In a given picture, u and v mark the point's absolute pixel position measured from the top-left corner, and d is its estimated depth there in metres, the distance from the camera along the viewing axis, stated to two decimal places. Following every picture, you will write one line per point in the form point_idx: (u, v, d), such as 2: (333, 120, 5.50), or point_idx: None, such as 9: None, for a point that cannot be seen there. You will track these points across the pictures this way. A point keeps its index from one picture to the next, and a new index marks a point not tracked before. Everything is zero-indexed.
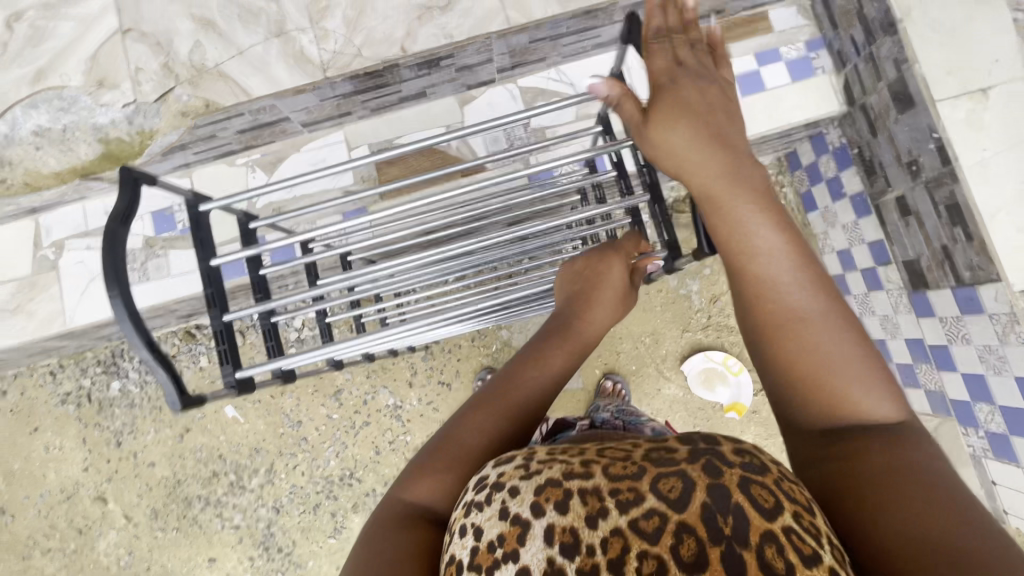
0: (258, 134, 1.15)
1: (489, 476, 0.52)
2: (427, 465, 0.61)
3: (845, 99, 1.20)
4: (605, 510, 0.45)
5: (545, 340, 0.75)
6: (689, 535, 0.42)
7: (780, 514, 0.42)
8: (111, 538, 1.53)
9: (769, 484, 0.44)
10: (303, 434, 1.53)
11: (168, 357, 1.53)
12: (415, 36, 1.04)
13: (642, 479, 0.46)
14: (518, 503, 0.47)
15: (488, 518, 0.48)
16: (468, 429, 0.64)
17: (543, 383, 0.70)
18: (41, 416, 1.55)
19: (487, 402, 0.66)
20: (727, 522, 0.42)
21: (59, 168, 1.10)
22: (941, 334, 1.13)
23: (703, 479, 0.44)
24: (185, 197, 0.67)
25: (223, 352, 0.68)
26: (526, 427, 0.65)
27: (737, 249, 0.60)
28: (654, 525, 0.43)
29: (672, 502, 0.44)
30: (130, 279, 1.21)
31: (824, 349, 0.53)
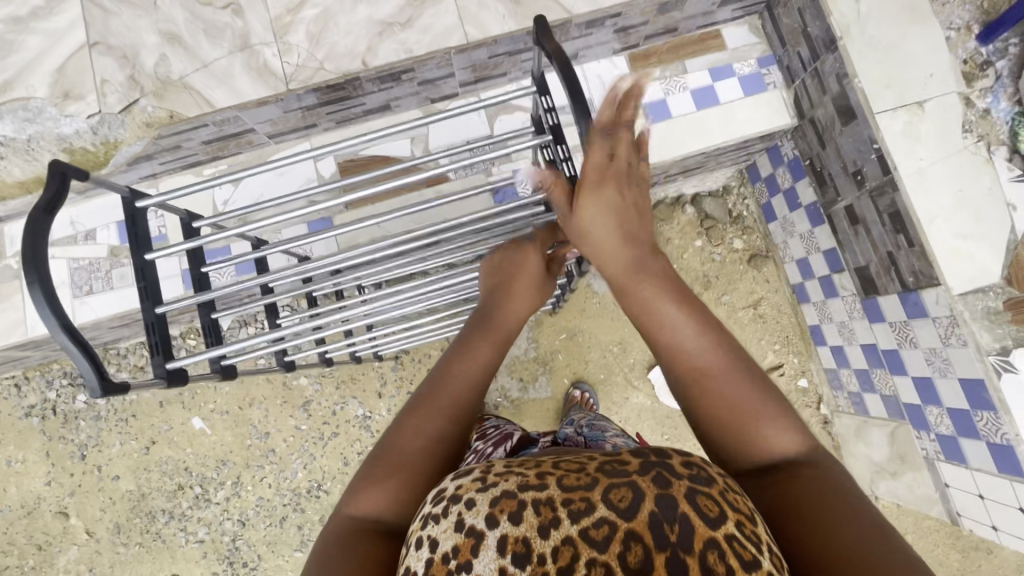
0: (224, 145, 1.17)
1: (446, 489, 0.48)
2: (372, 476, 0.61)
3: (796, 112, 1.25)
4: (558, 520, 0.42)
5: (467, 336, 0.75)
6: (637, 543, 0.40)
7: (724, 523, 0.41)
8: (72, 554, 1.50)
9: (715, 494, 0.43)
10: (271, 446, 1.53)
11: (136, 368, 1.53)
12: (376, 50, 1.07)
13: (594, 489, 0.43)
14: (473, 515, 0.44)
15: (444, 530, 0.45)
16: (406, 434, 0.64)
17: (472, 377, 0.70)
18: (4, 429, 1.53)
19: (423, 403, 0.67)
20: (674, 529, 0.41)
21: (23, 176, 1.14)
22: (891, 339, 1.16)
23: (653, 490, 0.43)
24: (120, 194, 0.70)
25: (154, 343, 0.68)
26: (461, 419, 0.67)
27: (655, 319, 0.61)
28: (603, 535, 0.41)
29: (622, 511, 0.42)
30: (93, 288, 1.21)
31: (723, 396, 0.55)
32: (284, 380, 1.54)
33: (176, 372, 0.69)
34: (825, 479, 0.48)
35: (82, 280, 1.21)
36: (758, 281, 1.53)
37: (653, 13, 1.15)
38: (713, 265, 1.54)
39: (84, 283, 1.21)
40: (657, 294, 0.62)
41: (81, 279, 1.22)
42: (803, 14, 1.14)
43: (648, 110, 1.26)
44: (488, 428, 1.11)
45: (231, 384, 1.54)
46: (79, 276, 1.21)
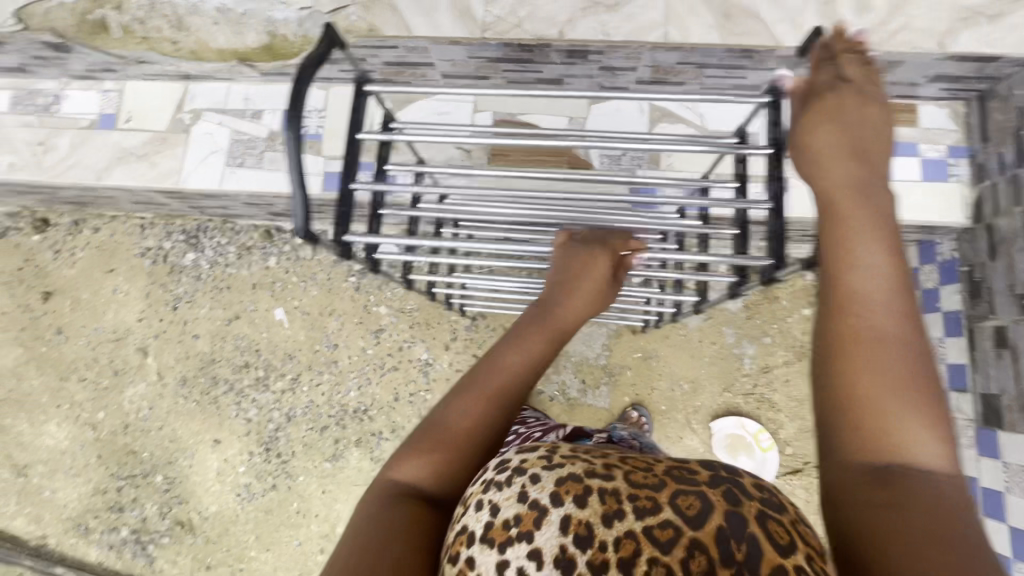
0: (400, 71, 1.23)
1: (511, 460, 0.52)
2: (417, 447, 0.63)
3: (972, 214, 1.16)
4: (623, 512, 0.46)
5: (521, 330, 0.73)
6: (700, 552, 0.43)
7: (794, 553, 0.43)
8: (139, 388, 1.62)
9: (785, 523, 0.45)
10: (336, 357, 1.60)
11: (243, 247, 1.65)
12: (575, 24, 1.08)
13: (661, 492, 0.47)
14: (537, 489, 0.48)
15: (505, 498, 0.49)
16: (453, 414, 0.65)
17: (524, 369, 0.69)
18: (120, 260, 1.68)
19: (474, 388, 0.67)
20: (741, 547, 0.43)
21: (224, 46, 1.21)
22: (999, 479, 1.08)
23: (722, 504, 0.46)
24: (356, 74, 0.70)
25: (340, 213, 0.70)
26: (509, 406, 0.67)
27: (860, 285, 0.53)
28: (667, 535, 0.45)
29: (689, 518, 0.45)
30: (246, 162, 1.30)
31: (879, 392, 0.49)
32: (366, 303, 1.61)
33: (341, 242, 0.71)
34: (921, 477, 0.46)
35: (238, 152, 1.30)
36: None
37: None
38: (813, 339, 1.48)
39: (238, 156, 1.30)
40: (870, 255, 0.54)
41: (237, 152, 1.30)
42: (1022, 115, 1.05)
43: None
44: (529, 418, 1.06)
45: (318, 290, 1.63)
46: (237, 148, 1.30)
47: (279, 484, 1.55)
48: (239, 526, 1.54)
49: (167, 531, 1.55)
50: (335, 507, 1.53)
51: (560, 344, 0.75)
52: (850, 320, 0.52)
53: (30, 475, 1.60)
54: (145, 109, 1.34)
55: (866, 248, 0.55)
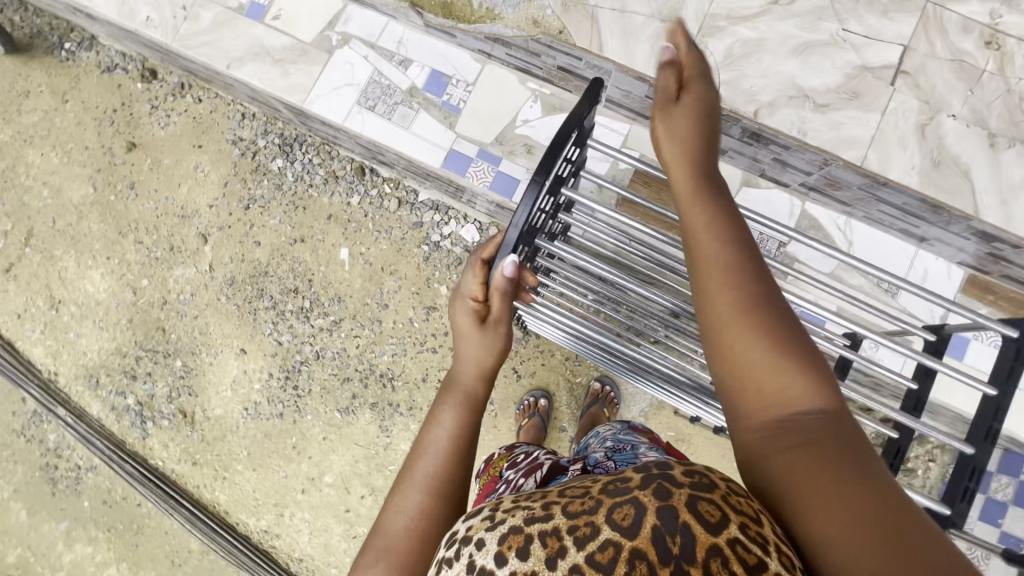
0: (568, 78, 1.14)
1: (458, 531, 0.45)
2: (361, 566, 0.57)
3: None
4: (566, 549, 0.38)
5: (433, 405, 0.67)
6: (642, 562, 0.36)
7: (728, 527, 0.38)
8: (187, 272, 1.60)
9: (716, 500, 0.39)
10: (382, 318, 1.55)
11: (332, 174, 1.59)
12: (774, 109, 0.99)
13: (597, 511, 0.40)
14: (482, 556, 0.40)
15: (455, 574, 0.41)
16: (388, 515, 0.58)
17: (446, 444, 0.62)
18: (210, 140, 1.64)
19: (399, 483, 0.61)
20: (676, 541, 0.37)
21: None
22: None
23: (654, 502, 0.39)
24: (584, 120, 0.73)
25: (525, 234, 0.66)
26: (445, 490, 0.59)
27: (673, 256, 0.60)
28: (610, 556, 0.37)
29: (626, 530, 0.38)
30: (375, 108, 1.23)
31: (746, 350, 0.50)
32: (429, 278, 1.55)
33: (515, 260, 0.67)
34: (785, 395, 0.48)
35: (372, 95, 1.23)
36: None
37: None
38: None
39: (371, 99, 1.23)
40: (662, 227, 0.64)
41: (372, 94, 1.23)
42: None
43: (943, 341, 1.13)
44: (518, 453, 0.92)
45: (388, 245, 1.56)
46: (373, 91, 1.23)
47: (286, 415, 1.55)
48: (236, 438, 1.56)
49: (169, 415, 1.57)
50: (330, 458, 1.53)
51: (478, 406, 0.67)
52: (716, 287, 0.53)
53: (61, 312, 1.63)
54: (297, 12, 1.27)
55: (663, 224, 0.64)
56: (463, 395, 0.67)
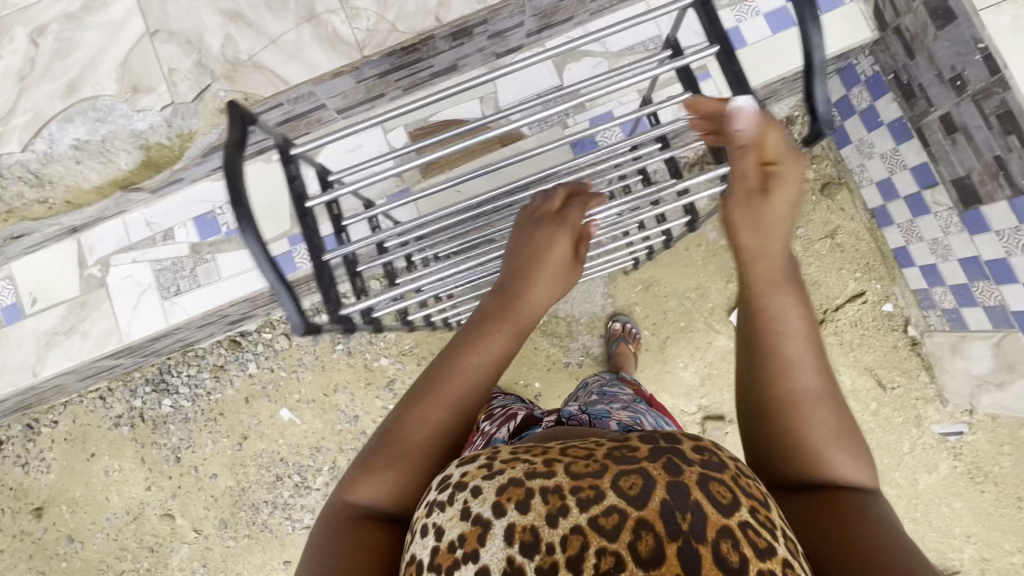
0: (294, 126, 1.14)
1: (453, 476, 0.49)
2: (371, 462, 0.59)
3: (877, 24, 1.19)
4: (567, 509, 0.43)
5: (481, 326, 0.66)
6: (647, 531, 0.41)
7: (736, 510, 0.42)
8: (183, 553, 1.51)
9: (728, 479, 0.44)
10: (362, 428, 1.52)
11: (217, 367, 1.53)
12: (448, 4, 1.01)
13: (603, 477, 0.44)
14: (479, 503, 0.45)
15: (449, 518, 0.46)
16: (411, 425, 0.61)
17: (484, 368, 0.64)
18: (97, 441, 1.55)
19: (425, 394, 0.62)
20: (686, 517, 0.41)
21: (99, 182, 1.09)
22: (999, 248, 1.13)
23: (665, 477, 0.43)
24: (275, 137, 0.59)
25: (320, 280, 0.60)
26: (465, 413, 0.63)
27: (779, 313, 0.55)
28: (613, 522, 0.42)
29: (632, 499, 0.42)
30: (181, 288, 1.19)
31: (820, 431, 0.51)
32: (366, 363, 1.53)
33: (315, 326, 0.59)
34: (868, 516, 0.47)
35: (168, 281, 1.19)
36: (833, 210, 1.47)
37: None
38: None
39: (170, 285, 1.19)
40: (791, 296, 0.55)
41: (167, 280, 1.19)
42: None
43: None
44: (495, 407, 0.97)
45: (313, 373, 1.53)
46: (166, 277, 1.19)
47: None
48: None
49: None
50: None
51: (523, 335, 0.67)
52: (778, 365, 0.53)
53: None
54: (46, 281, 1.20)
55: (790, 289, 0.56)
56: (508, 318, 0.66)
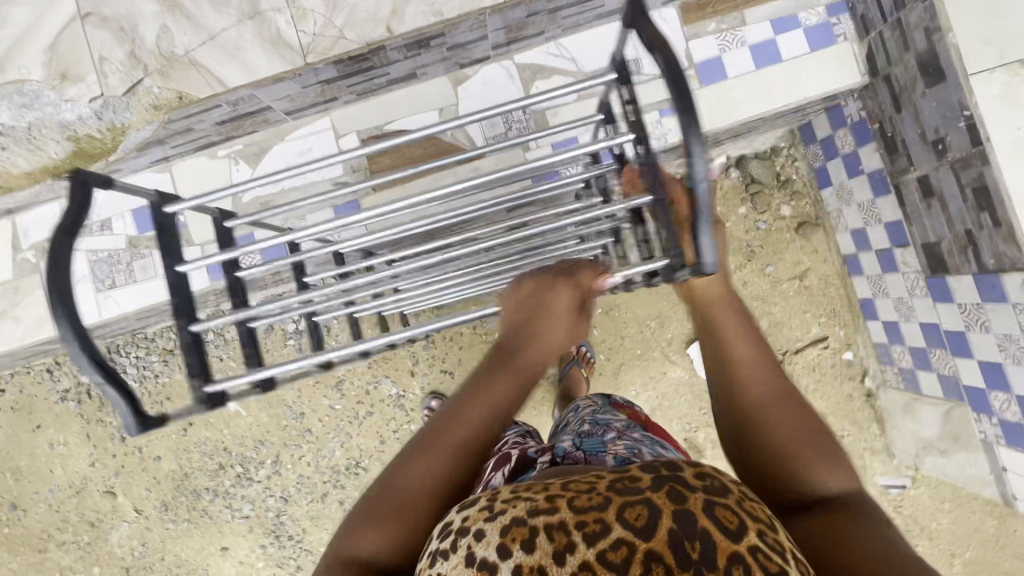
0: (239, 124, 1.08)
1: (454, 522, 0.44)
2: (371, 515, 0.52)
3: (868, 69, 1.11)
4: (574, 544, 0.37)
5: (485, 373, 0.62)
6: (658, 565, 0.35)
7: (746, 534, 0.37)
8: (123, 530, 1.53)
9: (731, 505, 0.39)
10: (307, 426, 1.51)
11: (166, 351, 1.51)
12: (402, 14, 0.95)
13: (607, 509, 0.38)
14: (483, 547, 0.39)
15: (453, 567, 0.41)
16: (412, 477, 0.53)
17: (490, 419, 0.58)
18: (42, 413, 1.53)
19: (428, 444, 0.56)
20: (694, 547, 0.36)
21: (30, 168, 1.05)
22: (959, 321, 1.08)
23: (670, 505, 0.38)
24: (149, 200, 0.66)
25: (192, 365, 0.65)
26: (473, 466, 0.56)
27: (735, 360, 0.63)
28: (622, 556, 0.36)
29: (639, 530, 0.37)
30: (116, 281, 1.16)
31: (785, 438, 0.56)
32: None
33: (150, 421, 0.61)
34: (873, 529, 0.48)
35: (103, 274, 1.16)
36: (806, 250, 1.39)
37: None
38: (758, 234, 1.40)
39: (105, 277, 1.16)
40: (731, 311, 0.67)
41: (103, 272, 1.16)
42: None
43: (700, 71, 1.13)
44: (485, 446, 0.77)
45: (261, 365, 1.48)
46: (101, 269, 1.16)
47: (304, 562, 1.52)
48: None
49: None
50: None
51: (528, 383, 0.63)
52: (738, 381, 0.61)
53: None
54: None
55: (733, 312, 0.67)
56: (512, 366, 0.63)
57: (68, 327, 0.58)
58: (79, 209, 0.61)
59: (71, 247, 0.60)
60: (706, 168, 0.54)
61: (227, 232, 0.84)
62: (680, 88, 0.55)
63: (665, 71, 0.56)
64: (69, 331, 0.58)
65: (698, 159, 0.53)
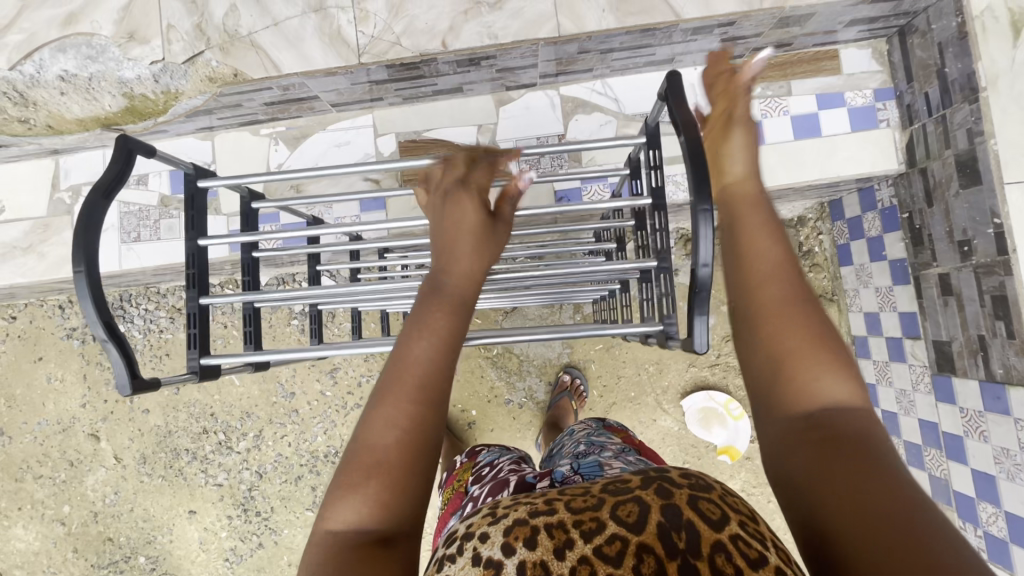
0: (285, 108, 1.11)
1: (458, 529, 0.46)
2: (346, 482, 0.49)
3: (906, 158, 1.11)
4: (573, 540, 0.40)
5: (418, 311, 0.59)
6: (649, 556, 0.38)
7: (727, 524, 0.40)
8: (100, 475, 1.56)
9: (714, 500, 0.42)
10: (295, 406, 1.53)
11: (174, 309, 1.55)
12: (458, 32, 0.98)
13: (601, 508, 0.42)
14: (488, 547, 0.42)
15: (460, 569, 0.42)
16: (376, 427, 0.51)
17: (434, 347, 0.56)
18: (46, 347, 1.57)
19: (387, 392, 0.53)
20: (681, 536, 0.39)
21: (82, 115, 1.09)
22: (958, 425, 1.07)
23: (657, 500, 0.41)
24: (185, 172, 0.68)
25: (192, 337, 0.67)
26: (436, 394, 0.54)
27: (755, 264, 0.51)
28: (616, 549, 0.39)
29: (631, 525, 0.40)
30: (141, 236, 1.19)
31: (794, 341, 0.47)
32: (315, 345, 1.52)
33: (144, 383, 0.62)
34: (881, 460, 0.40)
35: (130, 226, 1.19)
36: None
37: (770, 26, 1.02)
38: None
39: (131, 230, 1.19)
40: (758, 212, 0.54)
41: (130, 225, 1.19)
42: (943, 51, 1.00)
43: None
44: (480, 470, 0.78)
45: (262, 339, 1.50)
46: (129, 222, 1.19)
47: (265, 540, 1.53)
48: None
49: None
50: None
51: (467, 307, 0.61)
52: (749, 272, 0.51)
53: None
54: (18, 194, 1.21)
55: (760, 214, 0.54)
56: (446, 296, 0.61)
57: (84, 283, 0.60)
58: (118, 175, 0.64)
59: (106, 208, 0.62)
60: (711, 252, 0.56)
61: (253, 215, 0.86)
62: (697, 167, 0.56)
63: (686, 149, 0.57)
64: (85, 287, 0.60)
65: (705, 244, 0.56)
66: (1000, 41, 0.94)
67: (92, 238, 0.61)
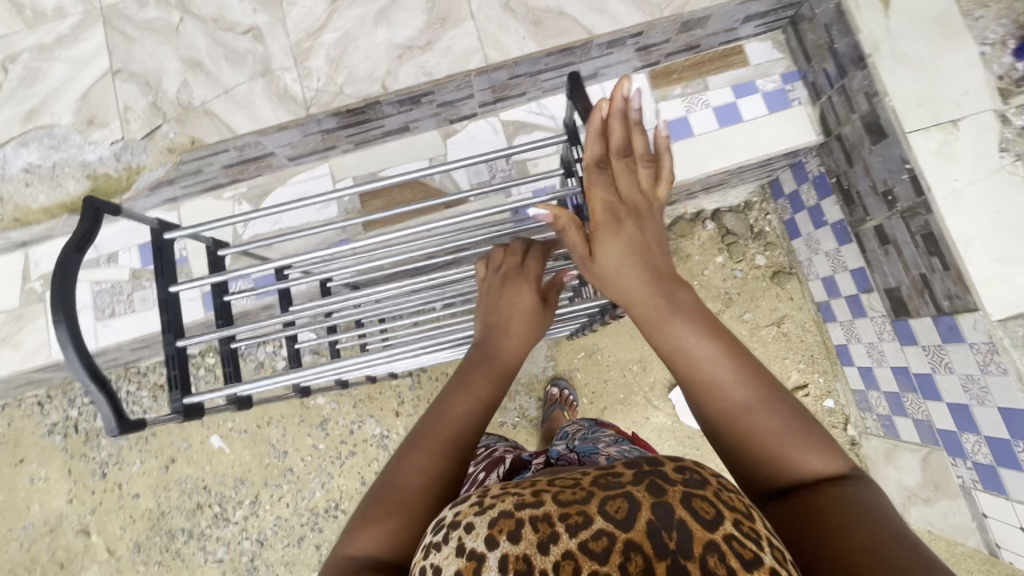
0: (245, 168, 1.18)
1: (443, 515, 0.39)
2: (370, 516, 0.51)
3: (822, 129, 1.21)
4: (557, 534, 0.33)
5: (463, 373, 0.63)
6: (636, 555, 0.32)
7: (723, 524, 0.34)
8: (92, 572, 1.49)
9: (710, 494, 0.35)
10: (289, 464, 1.51)
11: (156, 386, 1.54)
12: (396, 74, 1.06)
13: (590, 501, 0.35)
14: (471, 538, 0.35)
15: (445, 557, 0.36)
16: (407, 470, 0.53)
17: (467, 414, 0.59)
18: (27, 447, 1.54)
19: (421, 438, 0.56)
20: (673, 536, 0.32)
21: (48, 203, 1.13)
22: (924, 362, 1.11)
23: (648, 496, 0.34)
24: (150, 225, 0.72)
25: (173, 378, 0.69)
26: (462, 455, 0.55)
27: (626, 292, 0.58)
28: (603, 546, 0.32)
29: (619, 522, 0.33)
30: (116, 311, 1.22)
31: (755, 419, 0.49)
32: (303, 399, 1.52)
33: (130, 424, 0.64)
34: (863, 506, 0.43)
35: (105, 303, 1.22)
36: (781, 297, 1.46)
37: (675, 31, 1.14)
38: (734, 282, 1.47)
39: (106, 307, 1.22)
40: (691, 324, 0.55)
41: (103, 302, 1.22)
42: (829, 31, 1.12)
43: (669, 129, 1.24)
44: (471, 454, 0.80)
45: None
46: (102, 299, 1.22)
47: None
48: None
49: None
50: None
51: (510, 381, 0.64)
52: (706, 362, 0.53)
53: None
54: None
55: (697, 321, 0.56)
56: (493, 365, 0.64)
57: (65, 335, 0.62)
58: (88, 232, 0.67)
59: (79, 263, 0.66)
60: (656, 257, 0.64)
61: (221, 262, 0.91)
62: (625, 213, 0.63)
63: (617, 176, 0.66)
64: (66, 338, 0.63)
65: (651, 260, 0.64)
66: (873, 14, 1.05)
67: (67, 291, 0.64)
